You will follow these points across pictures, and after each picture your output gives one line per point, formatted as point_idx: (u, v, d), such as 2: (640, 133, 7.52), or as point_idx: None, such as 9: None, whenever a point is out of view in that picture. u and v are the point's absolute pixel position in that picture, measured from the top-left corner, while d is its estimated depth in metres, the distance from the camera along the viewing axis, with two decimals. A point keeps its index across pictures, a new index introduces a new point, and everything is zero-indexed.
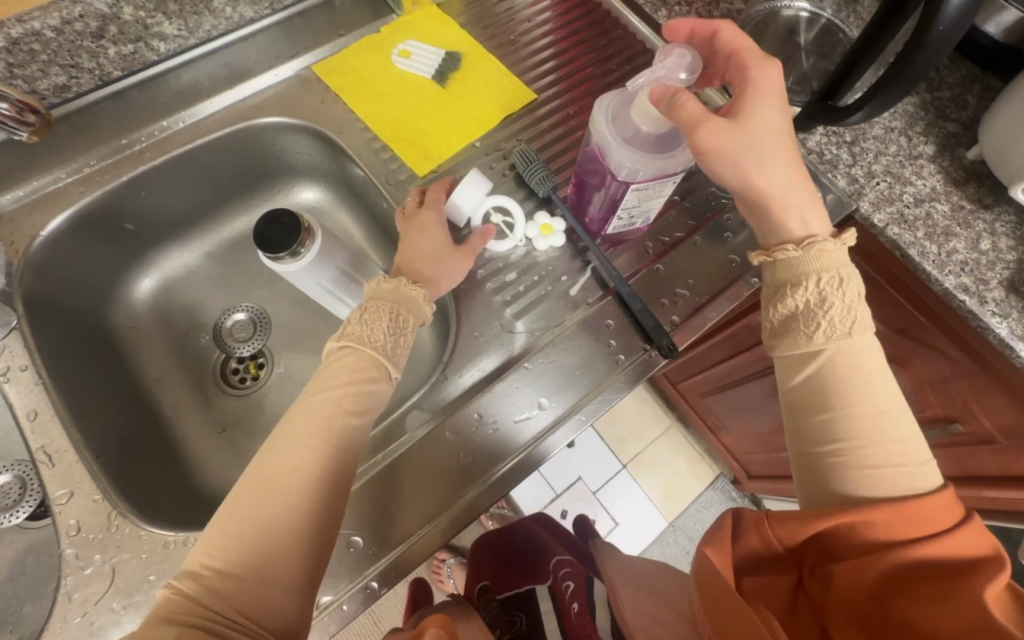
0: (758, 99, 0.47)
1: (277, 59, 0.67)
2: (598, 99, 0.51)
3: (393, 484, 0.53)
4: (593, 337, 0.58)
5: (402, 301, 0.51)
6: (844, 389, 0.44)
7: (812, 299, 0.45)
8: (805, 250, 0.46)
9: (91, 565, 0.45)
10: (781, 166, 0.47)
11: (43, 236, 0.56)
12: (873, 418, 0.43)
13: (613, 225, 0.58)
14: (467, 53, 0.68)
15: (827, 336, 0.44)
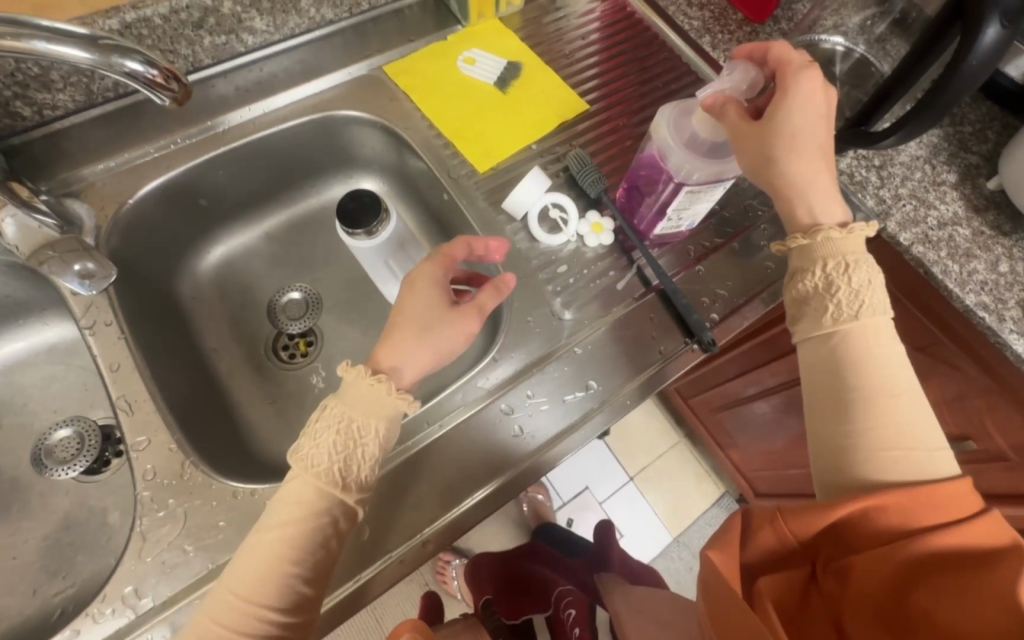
0: (791, 103, 0.51)
1: (351, 58, 0.72)
2: (659, 109, 0.57)
3: (445, 454, 0.56)
4: (635, 331, 0.62)
5: (355, 411, 0.48)
6: (859, 373, 0.46)
7: (821, 284, 0.48)
8: (819, 238, 0.49)
9: (164, 508, 0.48)
10: (807, 166, 0.51)
11: (130, 202, 0.60)
12: (885, 401, 0.45)
13: (661, 226, 0.62)
14: (527, 63, 0.74)
15: (835, 319, 0.47)
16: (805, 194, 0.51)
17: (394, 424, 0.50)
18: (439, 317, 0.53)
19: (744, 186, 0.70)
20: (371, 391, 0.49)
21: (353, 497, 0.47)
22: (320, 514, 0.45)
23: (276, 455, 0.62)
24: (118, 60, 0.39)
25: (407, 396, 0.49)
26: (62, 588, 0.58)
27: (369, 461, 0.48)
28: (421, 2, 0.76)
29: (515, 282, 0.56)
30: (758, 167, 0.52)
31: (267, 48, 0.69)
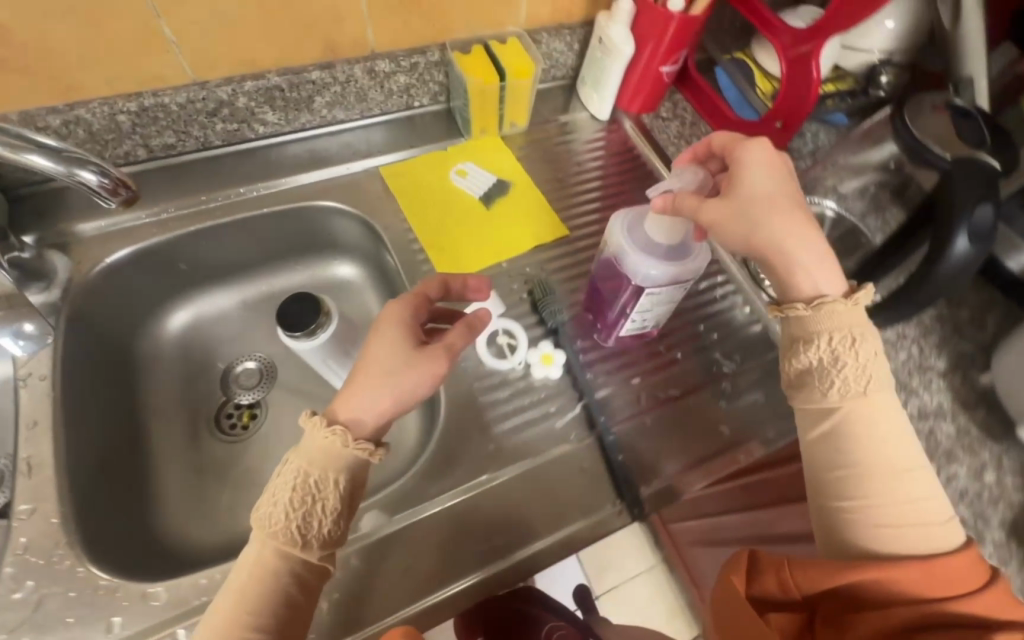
0: (751, 172, 0.50)
1: (353, 155, 0.76)
2: (614, 215, 0.57)
3: (359, 595, 0.52)
4: (566, 476, 0.58)
5: (319, 467, 0.47)
6: (862, 450, 0.44)
7: (827, 357, 0.46)
8: (815, 310, 0.46)
9: (21, 590, 0.46)
10: (791, 226, 0.47)
11: (104, 264, 0.63)
12: (894, 476, 0.44)
13: (626, 327, 0.62)
14: (517, 184, 0.76)
15: (841, 394, 0.45)
16: (792, 256, 0.47)
17: (359, 476, 0.48)
18: (409, 359, 0.50)
19: (710, 337, 0.68)
20: (327, 445, 0.47)
21: (315, 554, 0.46)
22: (276, 573, 0.45)
23: (174, 540, 0.58)
24: (77, 171, 0.43)
25: (368, 444, 0.48)
26: None
27: (330, 515, 0.46)
28: (432, 112, 0.81)
29: (487, 314, 0.56)
30: (739, 233, 0.48)
31: (277, 137, 0.74)
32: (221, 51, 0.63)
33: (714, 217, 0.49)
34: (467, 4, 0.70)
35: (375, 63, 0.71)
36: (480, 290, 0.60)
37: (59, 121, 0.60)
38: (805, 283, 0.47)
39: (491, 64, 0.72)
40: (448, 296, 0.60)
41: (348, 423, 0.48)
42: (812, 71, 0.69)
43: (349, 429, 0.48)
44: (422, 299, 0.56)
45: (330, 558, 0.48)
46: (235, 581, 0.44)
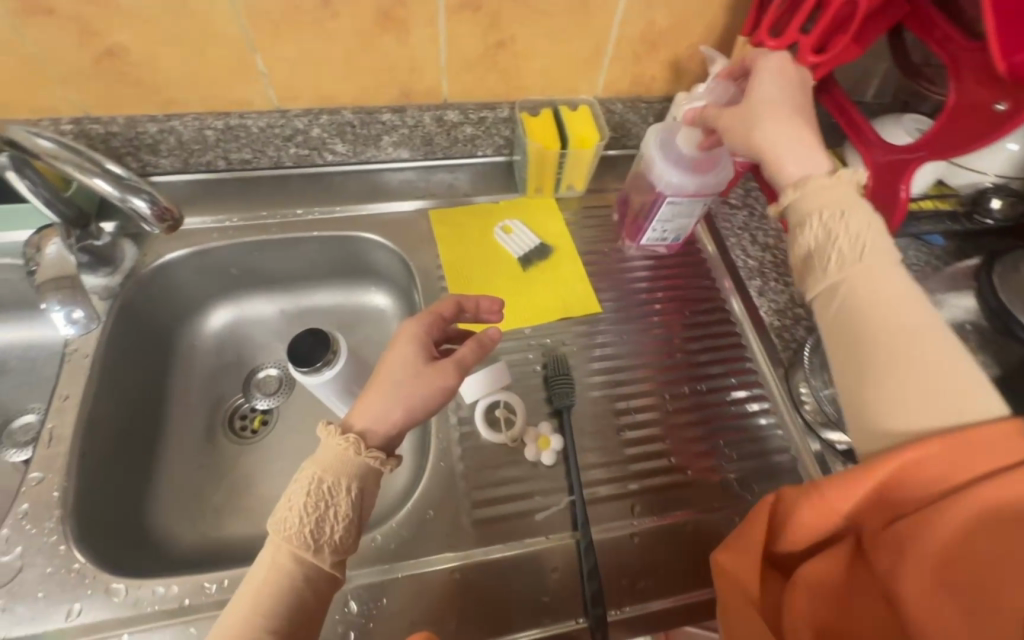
0: (764, 80, 0.52)
1: (408, 195, 0.78)
2: (651, 130, 0.66)
3: None
4: (532, 575, 0.53)
5: (339, 469, 0.47)
6: (870, 327, 0.40)
7: (820, 235, 0.44)
8: (797, 195, 0.46)
9: (10, 553, 0.50)
10: (782, 126, 0.49)
11: (164, 259, 0.69)
12: (905, 347, 0.38)
13: (647, 234, 0.72)
14: (559, 249, 0.75)
15: (838, 267, 0.43)
16: (787, 153, 0.48)
17: (369, 485, 0.49)
18: (416, 371, 0.51)
19: (729, 456, 0.62)
20: (342, 453, 0.48)
21: (326, 560, 0.45)
22: (292, 576, 0.44)
23: (160, 533, 0.61)
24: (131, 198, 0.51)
25: (378, 454, 0.49)
26: None
27: (343, 523, 0.47)
28: (493, 163, 0.82)
29: (501, 335, 0.55)
30: (741, 137, 0.51)
31: (343, 166, 0.78)
32: (304, 86, 0.67)
33: (727, 122, 0.54)
34: (544, 69, 0.71)
35: (445, 112, 0.73)
36: (492, 310, 0.61)
37: (156, 129, 0.67)
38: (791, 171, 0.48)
39: (555, 130, 0.72)
40: (460, 316, 0.60)
41: (363, 432, 0.49)
42: (897, 191, 0.61)
43: (363, 438, 0.49)
44: (439, 313, 0.57)
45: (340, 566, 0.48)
46: (250, 589, 0.44)
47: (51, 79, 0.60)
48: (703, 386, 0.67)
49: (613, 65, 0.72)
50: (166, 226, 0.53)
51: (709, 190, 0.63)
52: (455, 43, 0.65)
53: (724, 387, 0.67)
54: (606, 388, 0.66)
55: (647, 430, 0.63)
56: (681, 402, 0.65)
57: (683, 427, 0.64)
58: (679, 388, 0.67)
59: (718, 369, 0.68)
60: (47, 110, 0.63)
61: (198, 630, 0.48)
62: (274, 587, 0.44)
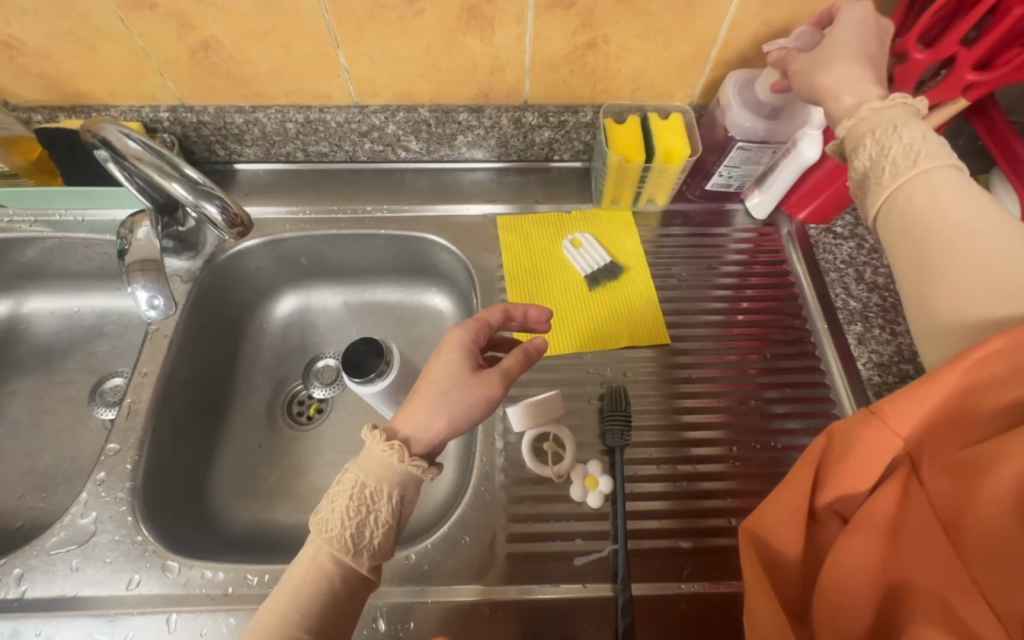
0: (844, 23, 0.49)
1: (478, 197, 0.76)
2: (731, 74, 0.63)
3: None
4: (566, 625, 0.50)
5: (380, 474, 0.46)
6: (935, 230, 0.37)
7: (874, 152, 0.41)
8: (853, 122, 0.43)
9: (86, 517, 0.55)
10: (851, 65, 0.46)
11: (240, 247, 0.72)
12: (968, 242, 0.35)
13: (713, 181, 0.71)
14: (631, 269, 0.70)
15: (892, 176, 0.39)
16: (851, 88, 0.45)
17: (411, 491, 0.47)
18: (460, 383, 0.49)
19: None
20: (387, 461, 0.46)
21: (364, 565, 0.45)
22: (328, 577, 0.44)
23: (216, 510, 0.65)
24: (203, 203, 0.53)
25: (420, 462, 0.47)
26: (38, 507, 0.69)
27: (382, 528, 0.46)
28: (569, 168, 0.77)
29: (547, 346, 0.52)
30: (806, 80, 0.49)
31: (415, 163, 0.77)
32: (384, 83, 0.66)
33: (795, 65, 0.51)
34: (635, 72, 0.65)
35: (524, 114, 0.69)
36: (541, 320, 0.57)
37: (242, 120, 0.69)
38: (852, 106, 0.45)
39: (640, 138, 0.65)
40: (506, 324, 0.57)
41: (407, 439, 0.48)
42: None
43: (408, 444, 0.47)
44: (487, 325, 0.54)
45: (377, 568, 0.47)
46: (291, 579, 0.44)
47: (151, 69, 0.63)
48: (776, 442, 0.60)
49: (714, 70, 0.64)
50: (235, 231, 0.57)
51: (783, 136, 0.62)
52: (542, 42, 0.61)
53: (802, 446, 0.59)
54: (665, 430, 0.60)
55: (708, 483, 0.57)
56: (751, 458, 0.59)
57: (748, 486, 0.57)
58: (749, 440, 0.60)
59: (797, 424, 0.61)
60: (148, 98, 0.67)
61: (237, 620, 0.50)
62: (310, 583, 0.44)
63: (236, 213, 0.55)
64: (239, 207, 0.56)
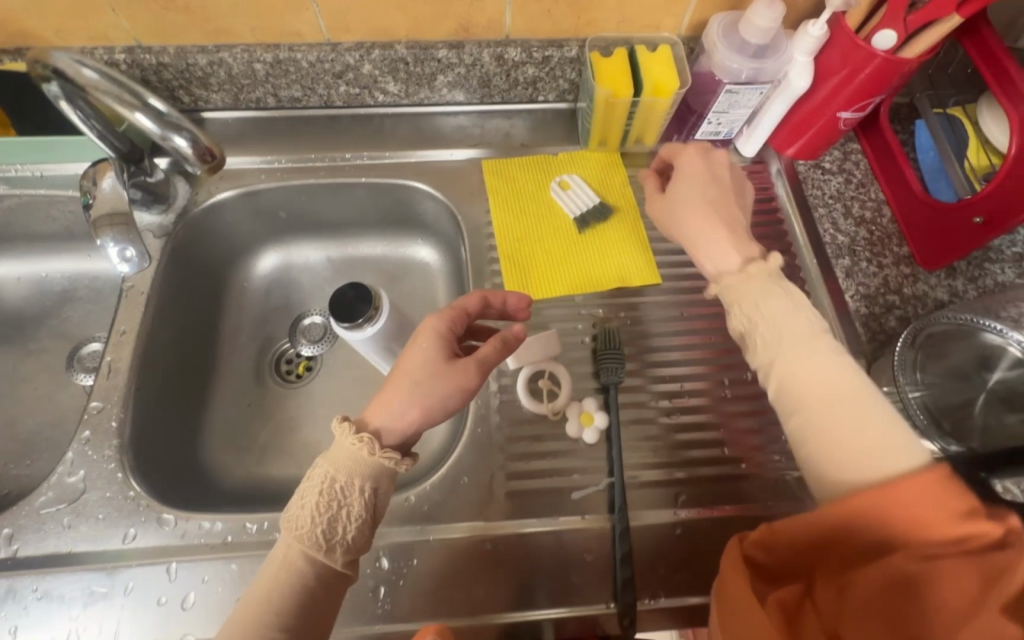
0: (683, 177, 0.60)
1: (461, 142, 0.73)
2: (714, 18, 0.62)
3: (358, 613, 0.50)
4: (569, 555, 0.52)
5: (351, 473, 0.45)
6: (807, 398, 0.45)
7: (745, 319, 0.52)
8: (728, 281, 0.54)
9: (74, 475, 0.53)
10: (695, 217, 0.57)
11: (216, 199, 0.69)
12: (836, 425, 0.43)
13: (702, 130, 0.69)
14: (621, 211, 0.68)
15: (769, 343, 0.50)
16: (701, 240, 0.57)
17: (383, 487, 0.47)
18: (437, 371, 0.48)
19: (788, 451, 0.57)
20: (357, 452, 0.46)
21: (338, 561, 0.43)
22: (302, 574, 0.43)
23: (211, 468, 0.64)
24: (172, 138, 0.51)
25: (394, 454, 0.46)
26: (24, 472, 0.68)
27: (356, 522, 0.45)
28: (555, 110, 0.75)
29: (527, 334, 0.51)
30: (666, 221, 0.61)
31: (394, 108, 0.74)
32: (357, 17, 0.62)
33: (659, 201, 0.62)
34: (622, 2, 0.62)
35: (506, 50, 0.66)
36: (518, 308, 0.56)
37: (205, 61, 0.64)
38: (711, 260, 0.56)
39: (628, 73, 0.63)
40: (484, 312, 0.55)
41: (378, 431, 0.47)
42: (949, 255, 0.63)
43: (378, 437, 0.47)
44: (462, 314, 0.52)
45: (353, 566, 0.46)
46: (263, 579, 0.43)
47: (101, 4, 0.58)
48: None
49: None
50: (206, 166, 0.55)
51: (771, 75, 0.61)
52: None
53: None
54: (659, 367, 0.61)
55: (702, 416, 0.58)
56: (744, 390, 0.60)
57: (741, 417, 0.58)
58: (740, 374, 0.61)
59: None
60: (100, 38, 0.62)
61: (238, 567, 0.50)
62: (283, 578, 0.43)
63: (207, 147, 0.53)
64: (210, 140, 0.54)
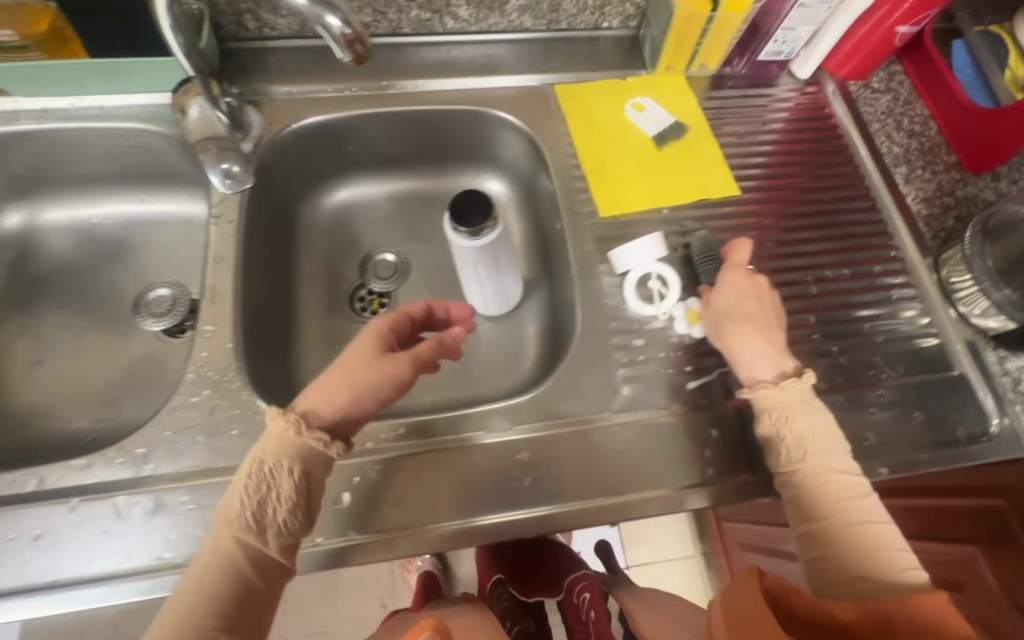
0: (728, 295, 0.56)
1: (530, 68, 0.74)
2: None
3: (505, 493, 0.53)
4: (690, 437, 0.56)
5: (279, 456, 0.45)
6: (831, 509, 0.49)
7: (773, 430, 0.52)
8: (756, 393, 0.52)
9: (197, 396, 0.53)
10: (752, 336, 0.53)
11: (293, 127, 0.67)
12: (861, 529, 0.48)
13: (766, 50, 0.72)
14: (693, 130, 0.71)
15: (797, 461, 0.51)
16: (745, 353, 0.53)
17: (316, 471, 0.46)
18: (373, 362, 0.48)
19: (871, 337, 0.62)
20: (285, 434, 0.45)
21: (270, 543, 0.43)
22: (234, 558, 0.42)
23: None
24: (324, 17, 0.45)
25: (323, 435, 0.45)
26: (108, 417, 0.66)
27: (286, 505, 0.44)
28: (617, 37, 0.76)
29: (465, 338, 0.55)
30: (714, 334, 0.56)
31: (461, 35, 0.73)
32: None
33: (705, 314, 0.57)
34: None
35: None
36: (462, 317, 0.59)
37: None
38: (745, 369, 0.53)
39: None
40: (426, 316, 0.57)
41: (306, 414, 0.46)
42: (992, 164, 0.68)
43: (306, 419, 0.46)
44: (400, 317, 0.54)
45: (290, 555, 0.45)
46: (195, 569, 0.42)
47: None
48: (847, 272, 0.65)
49: None
50: (349, 57, 0.48)
51: None
52: None
53: (867, 273, 0.65)
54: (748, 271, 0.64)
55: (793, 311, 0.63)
56: (826, 287, 0.64)
57: (825, 310, 0.63)
58: (821, 273, 0.65)
59: (861, 256, 0.66)
60: None
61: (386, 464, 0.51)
62: (220, 567, 0.42)
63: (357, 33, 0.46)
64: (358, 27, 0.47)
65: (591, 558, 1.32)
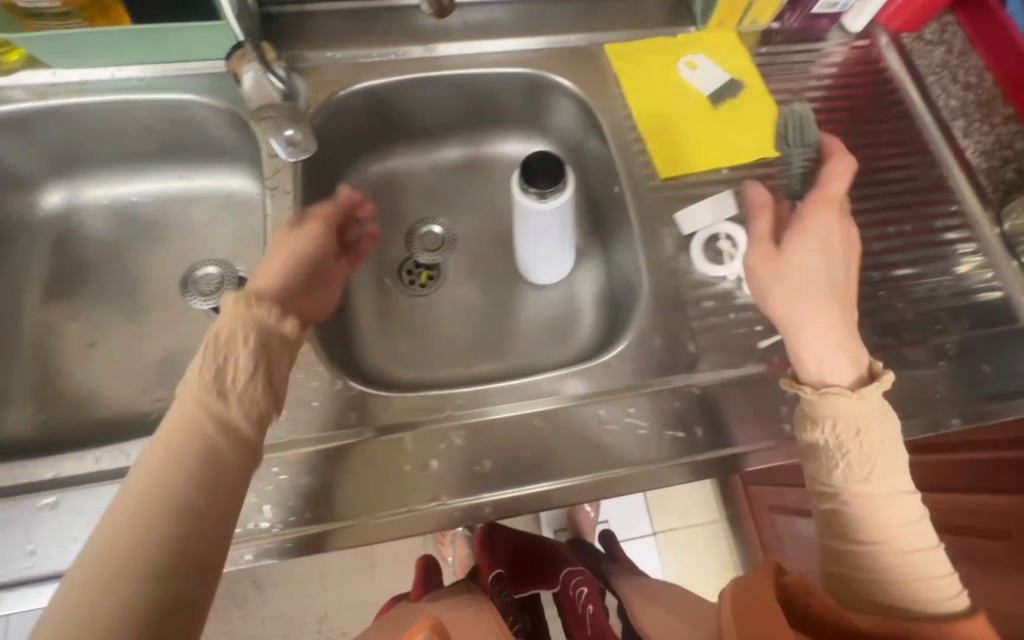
0: (807, 274, 0.50)
1: (578, 26, 0.71)
2: None
3: (586, 456, 0.54)
4: (764, 395, 0.56)
5: (236, 327, 0.45)
6: (875, 526, 0.46)
7: (833, 441, 0.48)
8: (822, 396, 0.48)
9: None
10: (827, 329, 0.49)
11: (342, 93, 0.66)
12: (899, 546, 0.45)
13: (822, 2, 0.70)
14: (749, 87, 0.69)
15: (847, 476, 0.47)
16: (810, 343, 0.49)
17: (274, 339, 0.47)
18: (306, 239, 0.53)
19: (936, 291, 0.62)
20: (238, 309, 0.46)
21: (234, 404, 0.43)
22: (200, 418, 0.42)
23: (378, 372, 0.66)
24: None
25: (275, 311, 0.47)
26: (168, 396, 0.66)
27: (246, 370, 0.44)
28: None
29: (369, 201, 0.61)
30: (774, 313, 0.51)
31: None
32: None
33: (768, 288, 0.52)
34: None
35: None
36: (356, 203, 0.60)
37: None
38: (811, 363, 0.49)
39: None
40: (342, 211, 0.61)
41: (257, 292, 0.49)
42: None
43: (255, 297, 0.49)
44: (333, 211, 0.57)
45: (259, 424, 0.45)
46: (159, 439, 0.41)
47: None
48: (908, 228, 0.65)
49: None
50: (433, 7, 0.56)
51: None
52: None
53: (926, 229, 0.65)
54: None
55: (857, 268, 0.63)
56: (888, 243, 0.64)
57: (887, 267, 0.63)
58: (883, 229, 0.65)
59: (921, 212, 0.66)
60: None
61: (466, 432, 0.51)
62: (184, 437, 0.41)
63: None
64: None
65: (616, 526, 1.33)
